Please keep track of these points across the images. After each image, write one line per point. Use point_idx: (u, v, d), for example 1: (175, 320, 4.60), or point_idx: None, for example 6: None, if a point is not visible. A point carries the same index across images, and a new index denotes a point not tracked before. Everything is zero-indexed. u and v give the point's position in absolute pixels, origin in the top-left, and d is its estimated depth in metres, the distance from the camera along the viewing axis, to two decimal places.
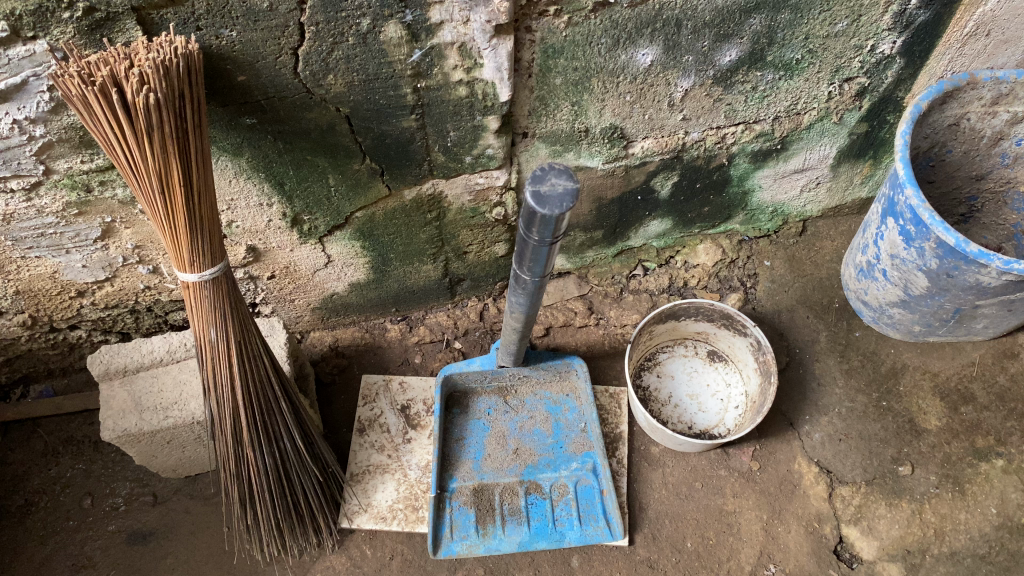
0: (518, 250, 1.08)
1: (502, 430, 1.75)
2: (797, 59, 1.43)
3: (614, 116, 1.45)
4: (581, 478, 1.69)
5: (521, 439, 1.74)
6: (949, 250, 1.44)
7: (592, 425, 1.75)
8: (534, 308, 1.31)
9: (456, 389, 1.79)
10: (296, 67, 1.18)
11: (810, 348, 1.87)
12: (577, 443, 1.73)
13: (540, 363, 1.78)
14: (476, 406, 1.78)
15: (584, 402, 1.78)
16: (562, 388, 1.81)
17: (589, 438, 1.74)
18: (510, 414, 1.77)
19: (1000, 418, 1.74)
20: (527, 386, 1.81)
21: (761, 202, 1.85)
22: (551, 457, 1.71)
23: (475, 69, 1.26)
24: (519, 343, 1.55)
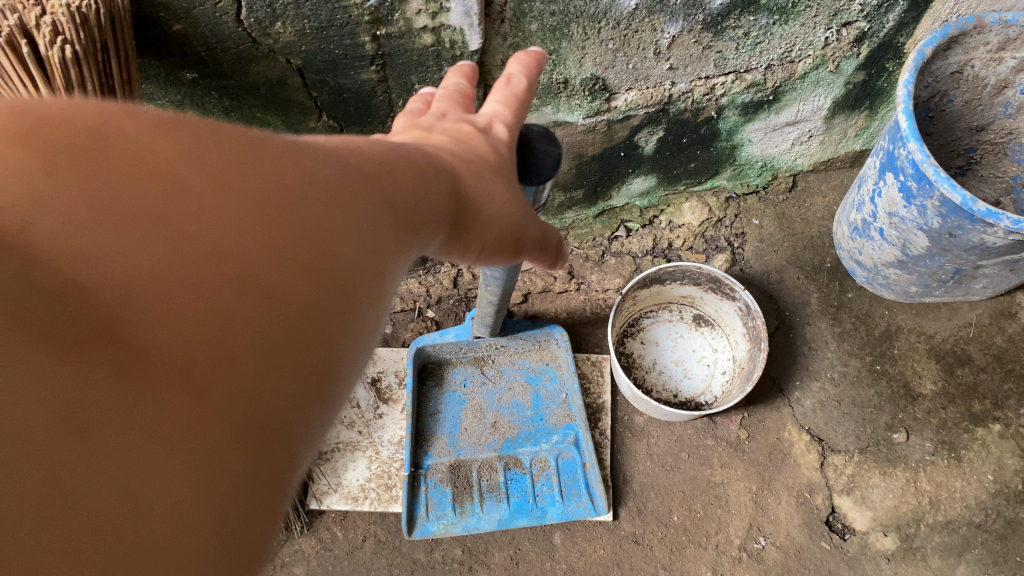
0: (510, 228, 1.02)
1: (479, 403, 1.65)
2: (793, 2, 1.30)
3: (595, 66, 1.33)
4: (563, 452, 1.60)
5: (499, 411, 1.64)
6: (954, 209, 1.34)
7: (576, 398, 1.64)
8: (512, 277, 1.20)
9: (430, 360, 1.68)
10: (239, 14, 1.05)
11: (800, 311, 1.77)
12: (558, 415, 1.64)
13: (518, 332, 1.66)
14: (451, 378, 1.68)
15: (565, 370, 1.67)
16: (544, 358, 1.70)
17: (571, 409, 1.64)
18: (487, 386, 1.67)
19: (997, 381, 1.67)
20: (505, 355, 1.70)
21: (751, 156, 1.74)
22: (531, 430, 1.62)
23: (441, 15, 1.12)
24: (496, 317, 1.46)
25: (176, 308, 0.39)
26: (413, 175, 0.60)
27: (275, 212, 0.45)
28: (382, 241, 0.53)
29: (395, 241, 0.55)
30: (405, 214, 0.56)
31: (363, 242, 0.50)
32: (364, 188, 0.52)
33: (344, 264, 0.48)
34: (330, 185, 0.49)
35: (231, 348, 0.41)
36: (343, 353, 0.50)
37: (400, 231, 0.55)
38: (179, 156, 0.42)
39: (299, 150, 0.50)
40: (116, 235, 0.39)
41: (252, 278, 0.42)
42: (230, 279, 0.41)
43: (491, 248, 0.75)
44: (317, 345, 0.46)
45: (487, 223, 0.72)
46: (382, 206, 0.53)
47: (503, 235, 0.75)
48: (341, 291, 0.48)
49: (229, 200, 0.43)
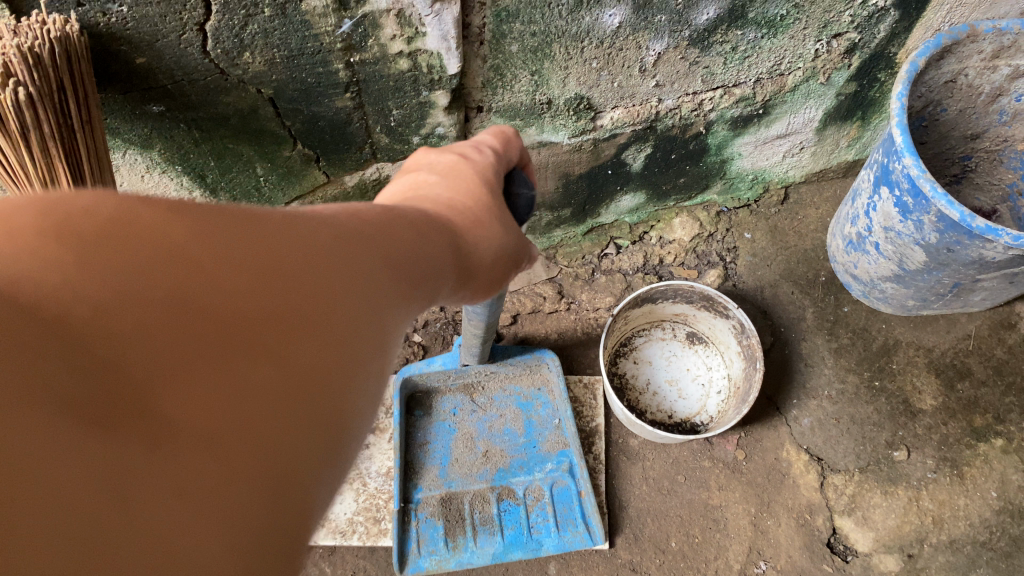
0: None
1: (469, 432, 1.60)
2: (781, 15, 1.26)
3: (578, 85, 1.28)
4: (557, 480, 1.56)
5: (490, 439, 1.60)
6: (951, 224, 1.30)
7: (569, 424, 1.59)
8: (501, 303, 1.13)
9: (418, 389, 1.63)
10: (205, 45, 1.00)
11: (796, 326, 1.73)
12: (551, 442, 1.59)
13: (508, 357, 1.63)
14: (441, 407, 1.63)
15: (557, 397, 1.62)
16: (535, 382, 1.65)
17: (564, 435, 1.60)
18: (478, 414, 1.63)
19: (998, 394, 1.63)
20: (495, 381, 1.66)
21: (741, 170, 1.70)
22: (524, 458, 1.58)
23: (417, 39, 1.07)
24: (482, 349, 1.46)
25: (214, 407, 0.39)
26: (408, 227, 0.60)
27: (290, 294, 0.44)
28: (388, 301, 0.53)
29: (401, 297, 0.55)
30: (408, 268, 0.57)
31: (368, 305, 0.50)
32: (362, 252, 0.52)
33: (353, 334, 0.49)
34: (332, 255, 0.49)
35: (244, 412, 0.40)
36: (360, 414, 0.51)
37: (405, 286, 0.56)
38: (199, 245, 0.41)
39: (299, 221, 0.49)
40: (136, 313, 0.37)
41: (278, 366, 0.42)
42: (248, 354, 0.41)
43: (493, 281, 0.74)
44: (338, 415, 0.47)
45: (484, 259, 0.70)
46: (383, 265, 0.54)
47: (505, 265, 0.74)
48: (353, 359, 0.49)
49: (246, 286, 0.42)
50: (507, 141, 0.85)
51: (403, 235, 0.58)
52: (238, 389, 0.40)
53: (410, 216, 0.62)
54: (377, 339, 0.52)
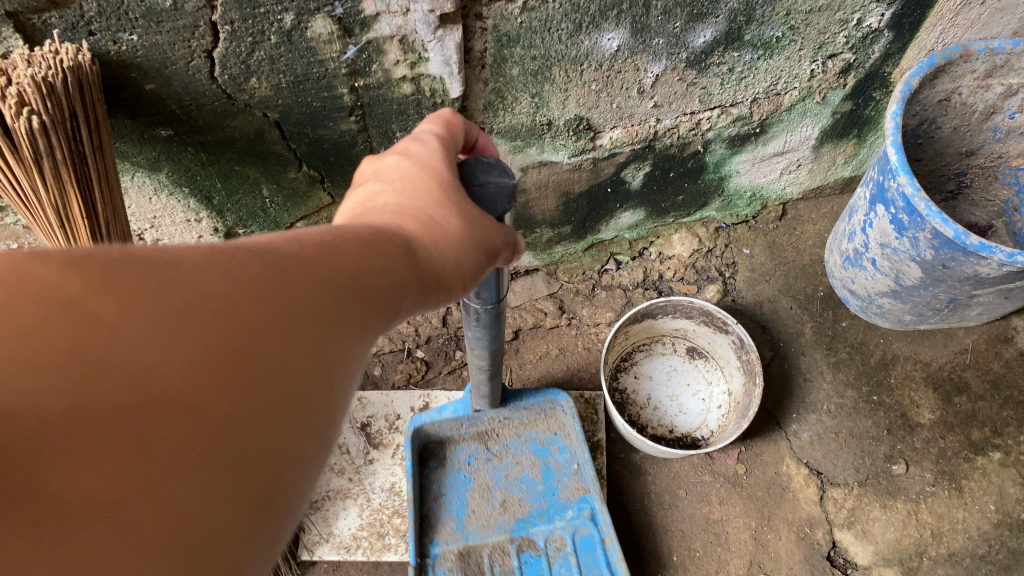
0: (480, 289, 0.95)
1: (486, 482, 1.48)
2: (777, 37, 1.29)
3: (578, 106, 1.31)
4: (579, 528, 1.44)
5: (507, 488, 1.48)
6: (946, 241, 1.32)
7: (588, 468, 1.48)
8: (498, 319, 1.11)
9: (430, 439, 1.51)
10: (212, 72, 1.02)
11: (795, 341, 1.75)
12: (572, 488, 1.48)
13: (521, 400, 1.53)
14: (454, 457, 1.50)
15: (576, 441, 1.51)
16: (551, 427, 1.54)
17: (586, 481, 1.48)
18: (494, 462, 1.50)
19: (995, 408, 1.65)
20: (510, 428, 1.53)
21: (739, 187, 1.73)
22: (544, 507, 1.46)
23: (420, 64, 1.10)
24: (492, 386, 1.40)
25: (111, 471, 0.38)
26: (365, 246, 0.59)
27: (219, 360, 0.44)
28: (336, 336, 0.54)
29: (355, 325, 0.55)
30: (356, 291, 0.56)
31: (295, 340, 0.50)
32: (309, 290, 0.52)
33: (295, 384, 0.50)
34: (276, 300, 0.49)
35: (149, 471, 0.39)
36: (305, 452, 0.52)
37: (359, 313, 0.56)
38: (100, 304, 0.40)
39: (236, 263, 0.48)
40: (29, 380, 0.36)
41: (221, 440, 0.43)
42: (153, 409, 0.40)
43: (465, 275, 0.71)
44: (286, 467, 0.49)
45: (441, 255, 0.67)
46: (319, 292, 0.53)
47: (473, 256, 0.71)
48: (297, 409, 0.50)
49: (167, 357, 0.41)
50: (449, 124, 0.81)
51: (346, 253, 0.57)
52: (183, 478, 0.41)
53: (357, 232, 0.60)
54: (309, 374, 0.51)
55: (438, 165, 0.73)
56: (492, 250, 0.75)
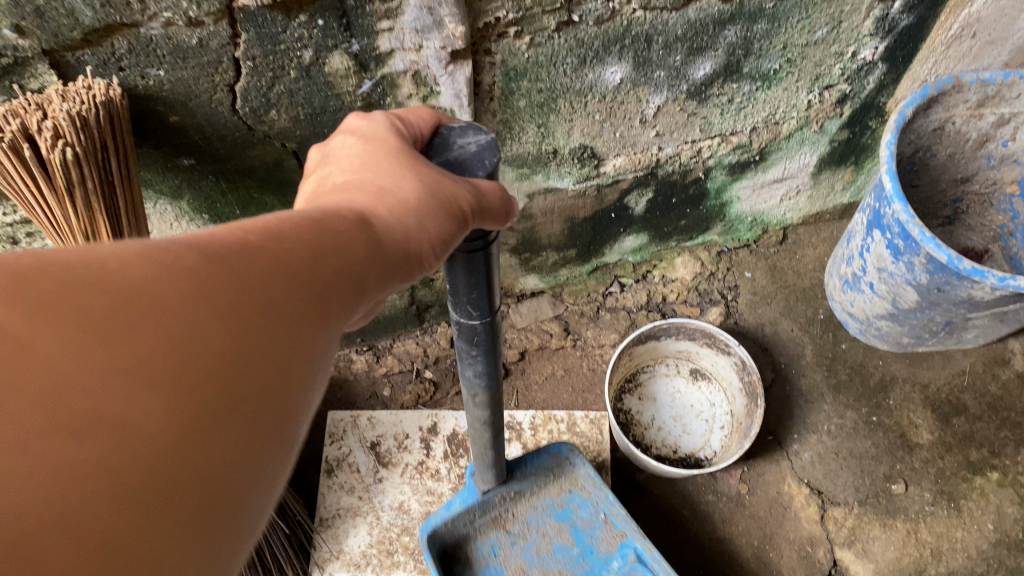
0: (473, 299, 0.77)
1: (520, 567, 1.38)
2: (775, 69, 1.34)
3: (582, 136, 1.36)
4: None
5: (544, 564, 1.39)
6: (940, 266, 1.36)
7: (617, 514, 1.40)
8: (496, 360, 0.92)
9: (446, 543, 1.37)
10: (234, 105, 1.08)
11: (795, 363, 1.79)
12: (607, 539, 1.40)
13: (527, 467, 1.41)
14: (478, 554, 1.38)
15: (594, 490, 1.43)
16: (565, 484, 1.44)
17: (618, 526, 1.40)
18: (520, 544, 1.40)
19: (993, 429, 1.68)
20: (523, 504, 1.42)
21: (740, 212, 1.77)
22: (587, 568, 1.38)
23: (432, 97, 1.16)
24: (497, 474, 1.28)
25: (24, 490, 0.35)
26: (315, 235, 0.56)
27: (141, 364, 0.41)
28: (292, 328, 0.51)
29: (311, 314, 0.53)
30: (304, 281, 0.53)
31: (232, 336, 0.46)
32: (257, 284, 0.50)
33: (253, 386, 0.47)
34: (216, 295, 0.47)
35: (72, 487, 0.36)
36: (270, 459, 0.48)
37: (315, 301, 0.54)
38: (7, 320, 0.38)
39: (168, 257, 0.46)
40: None
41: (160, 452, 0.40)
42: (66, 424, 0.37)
43: (437, 241, 0.66)
44: (244, 474, 0.46)
45: (394, 228, 0.64)
46: (259, 286, 0.50)
47: (446, 221, 0.65)
48: (260, 403, 0.48)
49: (77, 369, 0.39)
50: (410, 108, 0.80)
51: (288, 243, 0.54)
52: (122, 490, 0.38)
53: (302, 216, 0.58)
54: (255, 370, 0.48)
55: (376, 132, 0.74)
56: (478, 209, 0.69)
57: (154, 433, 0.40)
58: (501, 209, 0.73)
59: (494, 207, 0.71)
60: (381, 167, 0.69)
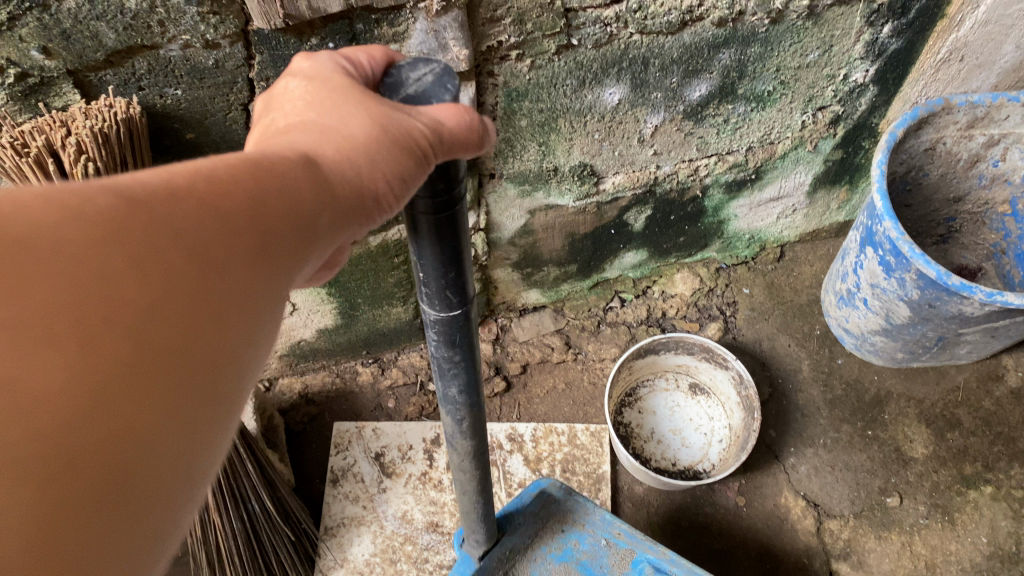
0: (449, 285, 0.76)
1: None
2: (768, 91, 1.38)
3: (582, 154, 1.40)
4: None
5: None
6: (930, 282, 1.40)
7: (619, 531, 1.31)
8: (476, 371, 0.91)
9: None
10: (248, 122, 1.13)
11: (792, 377, 1.82)
12: (618, 562, 1.28)
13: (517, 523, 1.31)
14: None
15: (588, 517, 1.33)
16: (558, 525, 1.32)
17: (625, 545, 1.29)
18: None
19: (987, 443, 1.71)
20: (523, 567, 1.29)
21: (738, 230, 1.81)
22: None
23: None
24: (486, 515, 1.17)
25: None
26: (252, 175, 0.56)
27: (50, 314, 0.43)
28: (223, 275, 0.52)
29: (245, 258, 0.53)
30: (238, 227, 0.53)
31: (154, 280, 0.47)
32: (187, 226, 0.50)
33: (187, 325, 0.49)
34: (129, 244, 0.47)
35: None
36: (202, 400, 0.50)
37: (249, 245, 0.54)
38: None
39: (85, 205, 0.47)
40: None
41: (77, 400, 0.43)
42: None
43: (395, 176, 0.63)
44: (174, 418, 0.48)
45: (345, 166, 0.62)
46: (190, 231, 0.50)
47: (400, 153, 0.63)
48: (191, 348, 0.49)
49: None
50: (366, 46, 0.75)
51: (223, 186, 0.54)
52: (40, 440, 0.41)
53: (241, 159, 0.57)
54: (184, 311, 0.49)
55: (320, 73, 0.70)
56: (440, 140, 0.66)
57: (63, 379, 0.43)
58: (470, 138, 0.69)
59: (461, 136, 0.68)
60: (330, 104, 0.66)
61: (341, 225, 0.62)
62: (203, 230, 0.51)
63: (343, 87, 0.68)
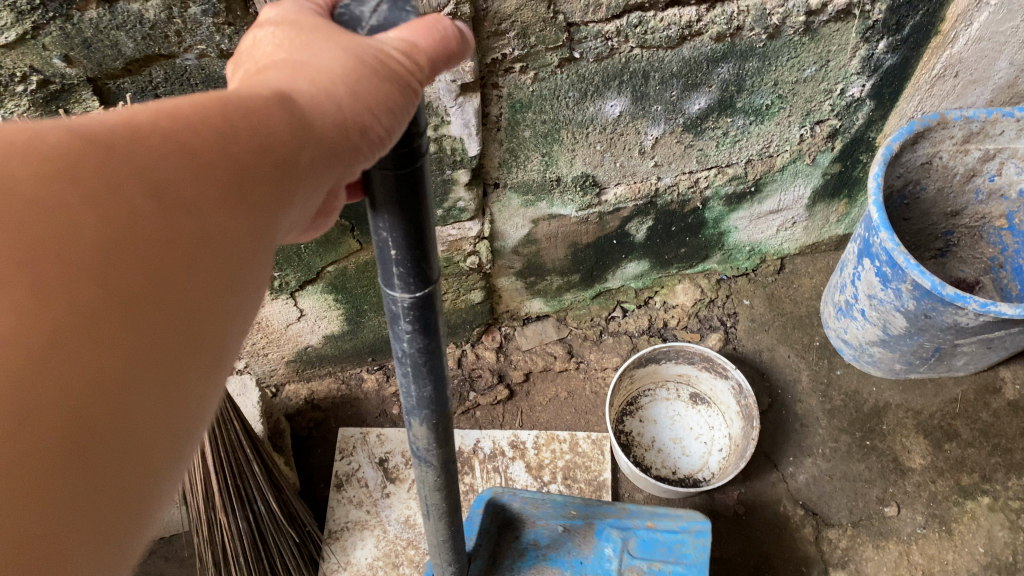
0: (421, 256, 0.70)
1: None
2: (767, 104, 1.42)
3: (585, 165, 1.44)
4: (628, 545, 1.29)
5: None
6: (926, 292, 1.42)
7: (574, 512, 1.33)
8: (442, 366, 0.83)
9: None
10: None
11: (792, 388, 1.84)
12: (582, 541, 1.30)
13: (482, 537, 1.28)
14: None
15: (536, 510, 1.32)
16: (517, 530, 1.31)
17: (578, 520, 1.32)
18: None
19: (984, 454, 1.73)
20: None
21: (739, 241, 1.84)
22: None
23: (443, 127, 1.23)
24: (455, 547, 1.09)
25: None
26: (224, 113, 0.53)
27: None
28: (196, 214, 0.49)
29: (224, 196, 0.51)
30: (209, 166, 0.50)
31: (116, 220, 0.45)
32: (154, 166, 0.47)
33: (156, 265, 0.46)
34: (92, 181, 0.45)
35: None
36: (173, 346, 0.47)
37: (228, 182, 0.51)
38: None
39: (35, 141, 0.44)
40: None
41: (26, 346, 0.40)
42: None
43: (378, 104, 0.62)
44: (141, 365, 0.45)
45: (323, 103, 0.60)
46: (156, 170, 0.47)
47: (380, 83, 0.62)
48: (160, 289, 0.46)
49: None
50: None
51: (192, 125, 0.51)
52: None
53: (212, 98, 0.54)
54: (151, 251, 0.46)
55: (285, 12, 0.66)
56: (419, 65, 0.65)
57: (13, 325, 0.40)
58: (448, 50, 0.69)
59: (437, 53, 0.67)
60: (301, 45, 0.63)
61: (323, 168, 0.60)
62: (171, 168, 0.48)
63: (310, 23, 0.64)
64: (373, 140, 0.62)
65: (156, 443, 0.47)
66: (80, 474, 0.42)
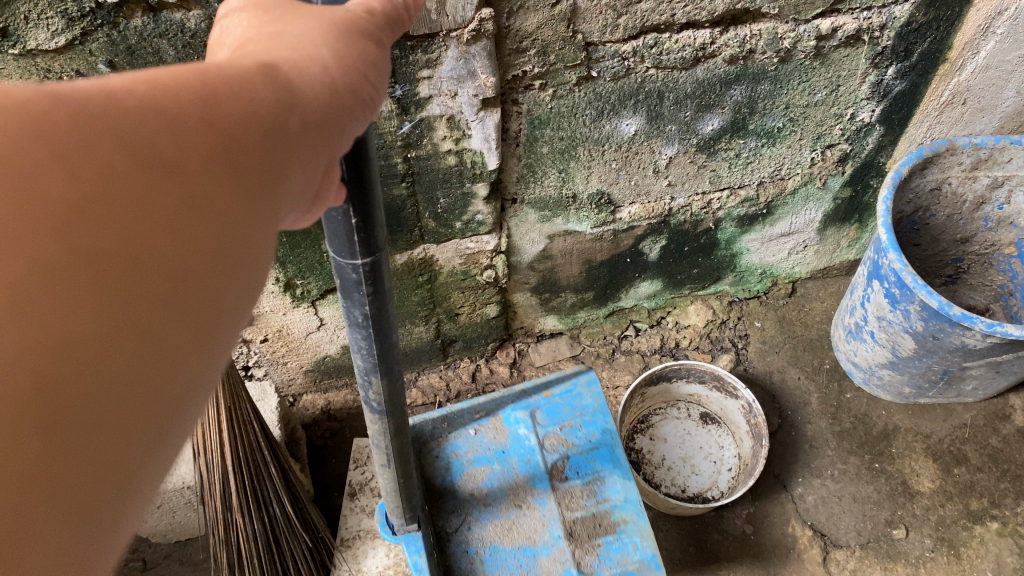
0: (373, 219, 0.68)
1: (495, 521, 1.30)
2: (778, 127, 1.46)
3: (600, 182, 1.48)
4: (536, 422, 1.40)
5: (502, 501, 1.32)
6: (934, 313, 1.45)
7: (481, 411, 1.41)
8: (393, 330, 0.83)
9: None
10: None
11: (802, 410, 1.86)
12: (495, 436, 1.38)
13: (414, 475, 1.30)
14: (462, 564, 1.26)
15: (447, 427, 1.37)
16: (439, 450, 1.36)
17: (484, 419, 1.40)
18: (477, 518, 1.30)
19: (993, 479, 1.74)
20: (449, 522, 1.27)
21: (750, 264, 1.88)
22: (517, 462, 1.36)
23: (464, 140, 1.28)
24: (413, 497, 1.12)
25: None
26: (204, 79, 0.51)
27: None
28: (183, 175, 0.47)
29: (209, 159, 0.49)
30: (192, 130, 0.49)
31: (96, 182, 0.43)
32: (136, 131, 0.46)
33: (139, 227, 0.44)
34: (77, 139, 0.43)
35: None
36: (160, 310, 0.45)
37: (209, 151, 0.49)
38: None
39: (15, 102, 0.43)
40: None
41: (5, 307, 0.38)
42: None
43: (362, 65, 0.62)
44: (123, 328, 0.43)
45: (307, 66, 0.59)
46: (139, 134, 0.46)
47: (357, 44, 0.62)
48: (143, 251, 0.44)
49: None
50: None
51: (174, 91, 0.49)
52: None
53: (194, 69, 0.53)
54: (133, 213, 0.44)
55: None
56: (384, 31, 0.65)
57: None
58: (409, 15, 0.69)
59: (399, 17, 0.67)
60: (274, 21, 0.62)
61: (314, 138, 0.58)
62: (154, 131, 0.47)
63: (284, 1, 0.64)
64: (362, 102, 0.62)
65: (139, 411, 0.44)
66: (62, 432, 0.40)
